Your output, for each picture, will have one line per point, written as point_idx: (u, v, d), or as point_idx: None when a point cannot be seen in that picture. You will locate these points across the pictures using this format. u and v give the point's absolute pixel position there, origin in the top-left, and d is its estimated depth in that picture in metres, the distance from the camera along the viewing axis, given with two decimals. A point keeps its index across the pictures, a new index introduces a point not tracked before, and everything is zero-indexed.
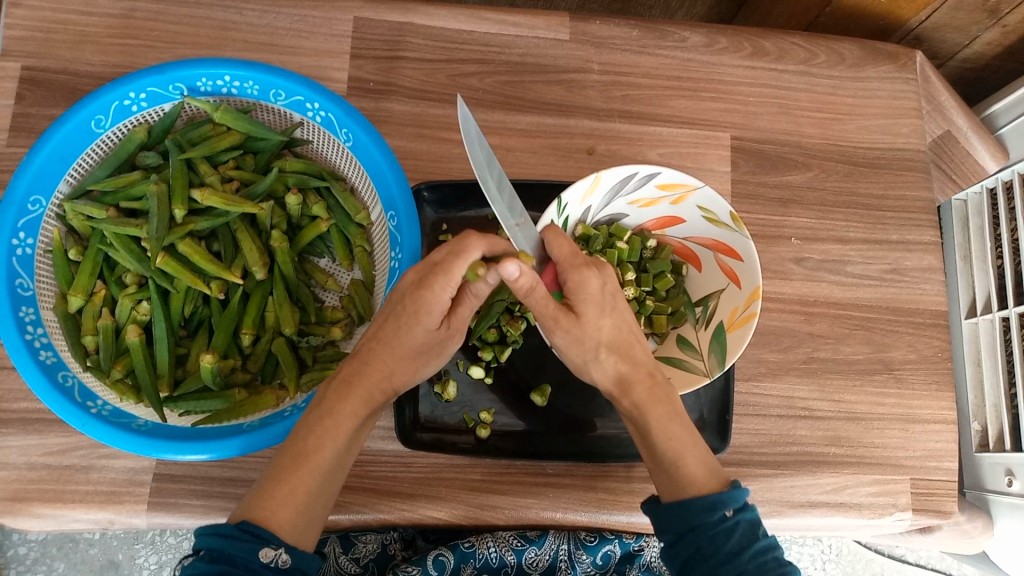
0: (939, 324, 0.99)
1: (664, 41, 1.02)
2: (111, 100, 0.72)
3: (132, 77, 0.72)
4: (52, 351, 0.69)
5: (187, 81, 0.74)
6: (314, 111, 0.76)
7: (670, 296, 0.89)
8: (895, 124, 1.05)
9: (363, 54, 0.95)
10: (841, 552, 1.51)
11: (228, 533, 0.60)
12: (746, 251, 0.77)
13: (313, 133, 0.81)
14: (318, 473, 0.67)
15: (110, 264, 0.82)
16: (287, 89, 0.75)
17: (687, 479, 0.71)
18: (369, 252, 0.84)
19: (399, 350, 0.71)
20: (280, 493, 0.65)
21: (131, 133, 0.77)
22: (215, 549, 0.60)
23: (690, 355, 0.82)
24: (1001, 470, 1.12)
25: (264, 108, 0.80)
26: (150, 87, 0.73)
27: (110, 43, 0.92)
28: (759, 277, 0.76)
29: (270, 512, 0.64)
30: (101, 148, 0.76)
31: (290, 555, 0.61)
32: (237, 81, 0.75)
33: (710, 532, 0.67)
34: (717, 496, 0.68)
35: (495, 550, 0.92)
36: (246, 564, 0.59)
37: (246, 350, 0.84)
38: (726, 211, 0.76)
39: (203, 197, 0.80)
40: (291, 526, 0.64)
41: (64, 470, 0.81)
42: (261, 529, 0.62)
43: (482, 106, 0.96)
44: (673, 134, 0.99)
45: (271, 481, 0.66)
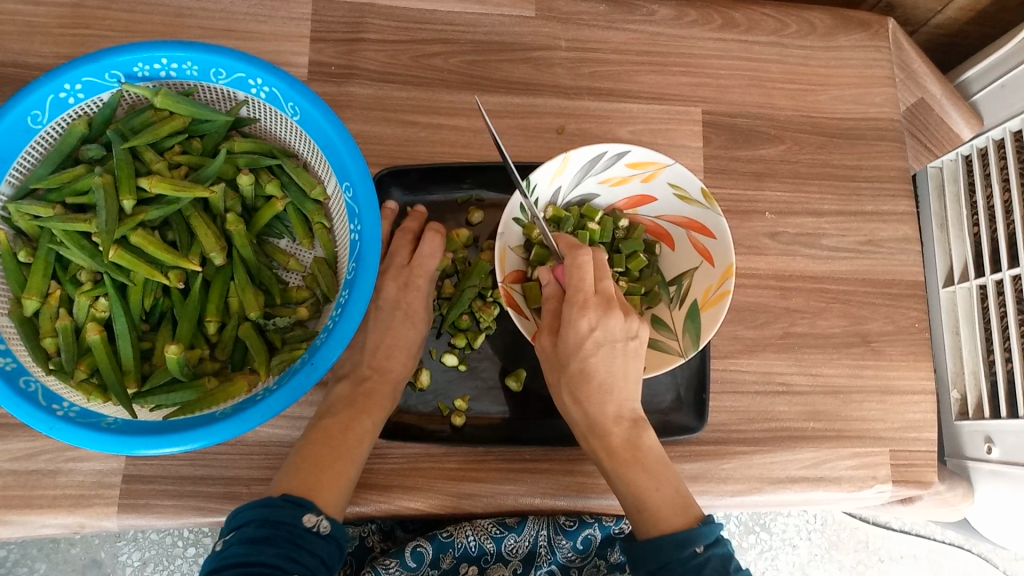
0: (915, 294, 0.98)
1: (632, 15, 1.00)
2: (46, 94, 0.69)
3: (65, 68, 0.69)
4: (10, 359, 0.67)
5: (123, 68, 0.71)
6: (257, 87, 0.73)
7: (644, 277, 0.87)
8: (868, 93, 1.04)
9: (323, 37, 0.93)
10: (826, 522, 1.52)
11: (273, 503, 0.67)
12: (719, 229, 0.76)
13: (260, 111, 0.78)
14: (352, 461, 0.76)
15: (63, 264, 0.79)
16: (228, 67, 0.71)
17: (650, 522, 0.73)
18: (330, 229, 0.81)
19: (400, 349, 0.85)
20: (326, 476, 0.72)
21: (70, 127, 0.74)
22: (261, 516, 0.65)
23: (663, 334, 0.82)
24: (980, 437, 1.12)
25: (206, 88, 0.76)
26: (85, 77, 0.70)
27: (59, 33, 0.88)
28: (732, 254, 0.76)
29: (316, 489, 0.71)
30: (40, 145, 0.73)
31: (329, 522, 0.68)
32: (175, 63, 0.72)
33: (681, 569, 0.68)
34: (686, 534, 0.69)
35: (473, 538, 0.91)
36: (291, 528, 0.65)
37: (212, 338, 0.81)
38: (697, 188, 0.76)
39: (151, 184, 0.76)
40: (335, 504, 0.72)
41: (31, 476, 0.79)
42: (301, 499, 0.68)
43: (448, 87, 0.94)
44: (644, 111, 0.97)
45: (314, 464, 0.73)
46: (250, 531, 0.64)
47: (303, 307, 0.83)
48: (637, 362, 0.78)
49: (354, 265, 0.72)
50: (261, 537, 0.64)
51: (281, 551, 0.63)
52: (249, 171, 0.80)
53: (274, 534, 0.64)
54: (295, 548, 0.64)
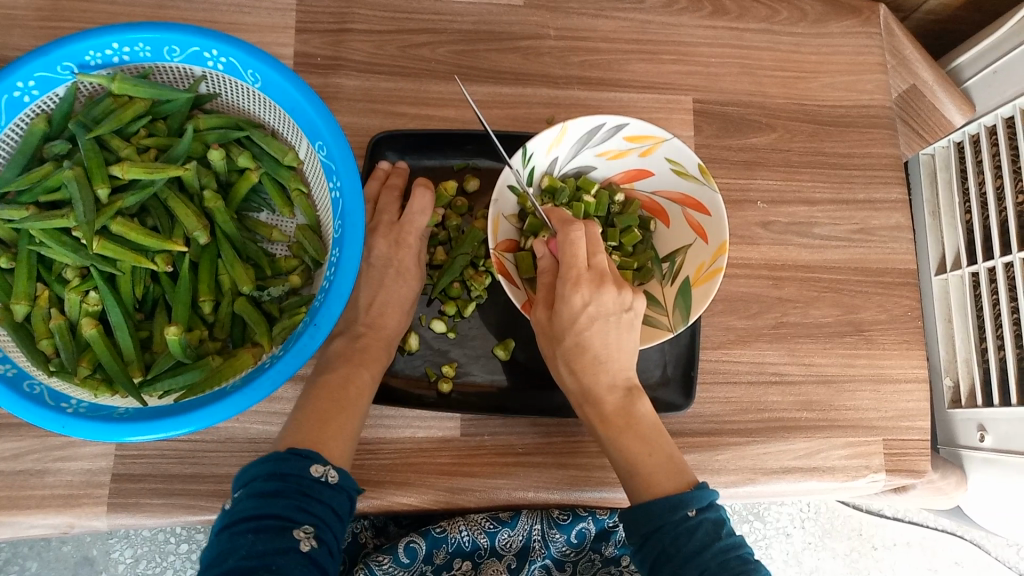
0: (907, 283, 0.98)
1: (621, 3, 0.98)
2: (1, 95, 0.68)
3: (14, 65, 0.68)
4: (9, 363, 0.67)
5: (74, 58, 0.71)
6: (214, 59, 0.73)
7: (636, 253, 0.85)
8: (859, 80, 1.03)
9: (309, 28, 0.91)
10: (820, 510, 1.52)
11: (279, 457, 0.66)
12: (713, 205, 0.77)
13: (220, 84, 0.78)
14: (354, 414, 0.75)
15: (47, 264, 0.78)
16: (181, 43, 0.72)
17: (642, 490, 0.73)
18: (307, 194, 0.81)
19: (394, 305, 0.84)
20: (331, 427, 0.72)
21: (30, 126, 0.74)
22: (267, 471, 0.65)
23: (655, 311, 0.81)
24: (972, 425, 1.12)
25: (161, 67, 0.76)
26: (37, 73, 0.70)
27: (39, 26, 0.87)
28: (727, 232, 0.76)
29: (324, 442, 0.71)
30: (5, 146, 0.73)
31: (337, 472, 0.68)
32: (126, 46, 0.71)
33: (674, 532, 0.68)
34: (679, 496, 0.69)
35: (467, 533, 0.90)
36: (300, 480, 0.65)
37: (209, 319, 0.80)
38: (693, 163, 0.77)
39: (124, 170, 0.75)
40: (342, 454, 0.72)
41: (18, 476, 0.78)
42: (306, 451, 0.68)
43: (435, 78, 0.92)
44: (635, 100, 0.96)
45: (319, 417, 0.73)
46: (259, 486, 0.64)
47: (295, 275, 0.81)
48: (632, 333, 0.77)
49: (339, 222, 0.73)
50: (270, 492, 0.63)
51: (291, 503, 0.63)
52: (219, 146, 0.79)
53: (283, 488, 0.64)
54: (306, 499, 0.64)
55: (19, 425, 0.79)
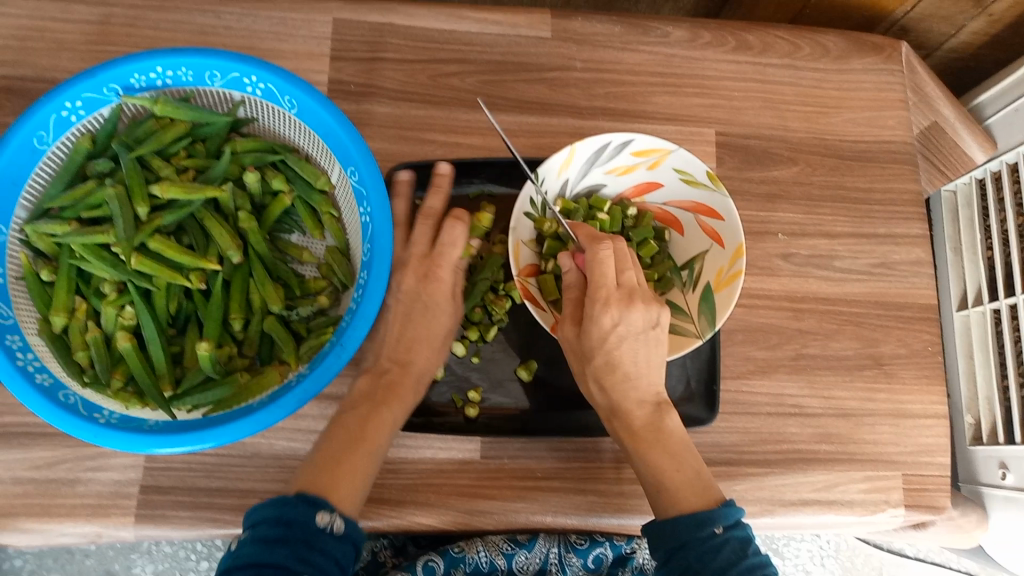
0: (928, 317, 0.98)
1: (647, 37, 1.01)
2: (48, 114, 0.71)
3: (64, 86, 0.71)
4: (47, 374, 0.69)
5: (120, 80, 0.74)
6: (253, 85, 0.76)
7: (655, 263, 0.88)
8: (881, 116, 1.04)
9: (343, 56, 0.94)
10: (839, 547, 1.50)
11: (286, 501, 0.64)
12: (727, 209, 0.79)
13: (258, 109, 0.81)
14: (370, 455, 0.72)
15: (85, 278, 0.81)
16: (222, 69, 0.75)
17: (666, 508, 0.73)
18: (338, 217, 0.83)
19: (426, 340, 0.82)
20: (342, 468, 0.69)
21: (75, 144, 0.76)
22: (275, 514, 0.63)
23: (679, 319, 0.82)
24: (994, 462, 1.11)
25: (202, 92, 0.79)
26: (85, 93, 0.73)
27: (86, 50, 0.90)
28: (741, 234, 0.78)
29: (332, 486, 0.67)
30: (51, 163, 0.75)
31: (343, 522, 0.65)
32: (169, 70, 0.74)
33: (700, 549, 0.68)
34: (706, 514, 0.70)
35: (485, 554, 0.91)
36: (306, 528, 0.62)
37: (238, 336, 0.82)
38: (703, 171, 0.79)
39: (163, 190, 0.79)
40: (349, 499, 0.68)
41: (49, 484, 0.80)
42: (314, 496, 0.65)
43: (463, 106, 0.95)
44: (658, 131, 0.98)
45: (330, 457, 0.70)
46: (264, 531, 0.62)
47: (323, 296, 0.83)
48: (659, 347, 0.78)
49: (368, 245, 0.75)
50: (275, 538, 0.61)
51: (294, 553, 0.60)
52: (255, 169, 0.81)
53: (288, 534, 0.61)
54: (310, 549, 0.61)
55: (53, 434, 0.81)
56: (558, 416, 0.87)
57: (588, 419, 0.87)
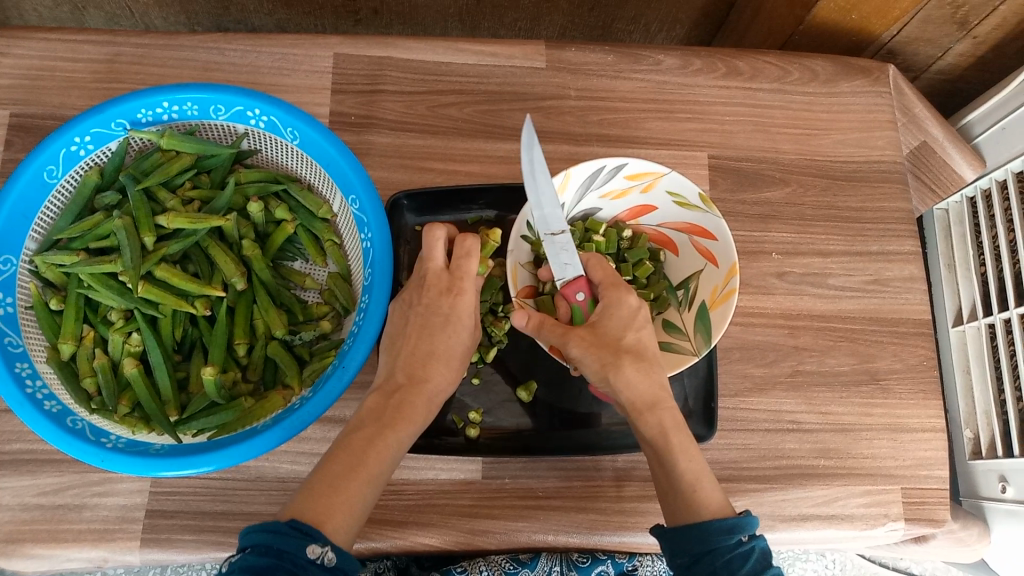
0: (922, 332, 0.99)
1: (638, 65, 1.04)
2: (58, 148, 0.74)
3: (73, 122, 0.74)
4: (55, 401, 0.71)
5: (127, 115, 0.77)
6: (256, 118, 0.79)
7: (651, 283, 0.90)
8: (870, 137, 1.07)
9: (344, 89, 0.97)
10: (845, 566, 1.50)
11: (277, 528, 0.59)
12: (719, 230, 0.80)
13: (261, 141, 0.84)
14: (370, 484, 0.67)
15: (93, 307, 0.83)
16: (226, 103, 0.78)
17: (704, 503, 0.71)
18: (340, 244, 0.86)
19: (441, 359, 0.78)
20: (340, 498, 0.64)
21: (84, 178, 0.79)
22: (264, 543, 0.59)
23: (675, 337, 0.84)
24: (994, 476, 1.12)
25: (207, 125, 0.82)
26: (94, 129, 0.76)
27: (96, 87, 0.94)
28: (734, 254, 0.79)
29: (326, 515, 0.62)
30: (61, 196, 0.78)
31: (335, 554, 0.60)
32: (175, 105, 0.78)
33: (727, 556, 0.67)
34: (733, 521, 0.68)
35: (487, 575, 0.91)
36: (294, 560, 0.58)
37: (242, 361, 0.84)
38: (695, 193, 0.80)
39: (169, 220, 0.80)
40: (343, 531, 0.63)
41: (57, 510, 0.81)
42: (306, 525, 0.60)
43: (461, 135, 0.98)
44: (652, 155, 1.01)
45: (328, 483, 0.65)
46: (250, 560, 0.58)
47: (325, 321, 0.85)
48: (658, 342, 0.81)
49: (369, 270, 0.77)
50: (261, 569, 0.57)
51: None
52: (258, 199, 0.84)
53: (275, 566, 0.57)
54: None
55: (61, 461, 0.83)
56: (558, 435, 0.88)
57: (588, 438, 0.88)
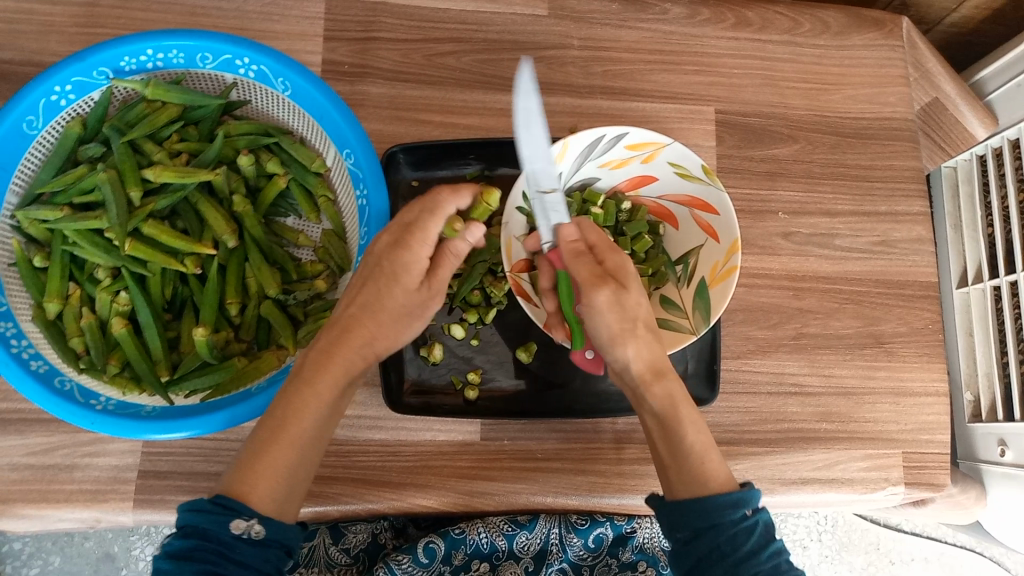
0: (929, 295, 0.98)
1: (644, 14, 0.99)
2: (38, 98, 0.70)
3: (53, 69, 0.70)
4: (42, 360, 0.69)
5: (110, 63, 0.73)
6: (246, 67, 0.75)
7: (650, 257, 0.89)
8: (881, 93, 1.03)
9: (337, 36, 0.93)
10: (837, 523, 1.51)
11: (201, 507, 0.60)
12: (722, 205, 0.78)
13: (252, 91, 0.80)
14: (295, 446, 0.66)
15: (79, 264, 0.80)
16: (214, 51, 0.74)
17: (712, 475, 0.70)
18: (334, 200, 0.82)
19: (385, 318, 0.70)
20: (261, 465, 0.64)
21: (66, 129, 0.75)
22: (190, 524, 0.60)
23: (673, 315, 0.82)
24: (993, 439, 1.11)
25: (195, 75, 0.78)
26: (75, 77, 0.72)
27: (76, 32, 0.89)
28: (737, 230, 0.77)
29: (250, 487, 0.63)
30: (42, 148, 0.75)
31: (263, 526, 0.61)
32: (161, 53, 0.74)
33: (731, 530, 0.66)
34: (739, 495, 0.68)
35: (485, 535, 0.92)
36: (219, 537, 0.59)
37: (235, 320, 0.81)
38: (697, 165, 0.78)
39: (156, 173, 0.78)
40: (269, 499, 0.63)
41: (47, 470, 0.80)
42: (232, 499, 0.61)
43: (460, 86, 0.94)
44: (657, 110, 0.97)
45: (251, 455, 0.65)
46: (177, 544, 0.59)
47: (320, 280, 0.82)
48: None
49: (364, 229, 0.75)
50: (187, 552, 0.59)
51: (203, 568, 0.58)
52: (248, 152, 0.81)
53: (199, 547, 0.59)
54: (221, 562, 0.58)
55: (50, 420, 0.81)
56: (558, 398, 0.86)
57: (589, 400, 0.87)
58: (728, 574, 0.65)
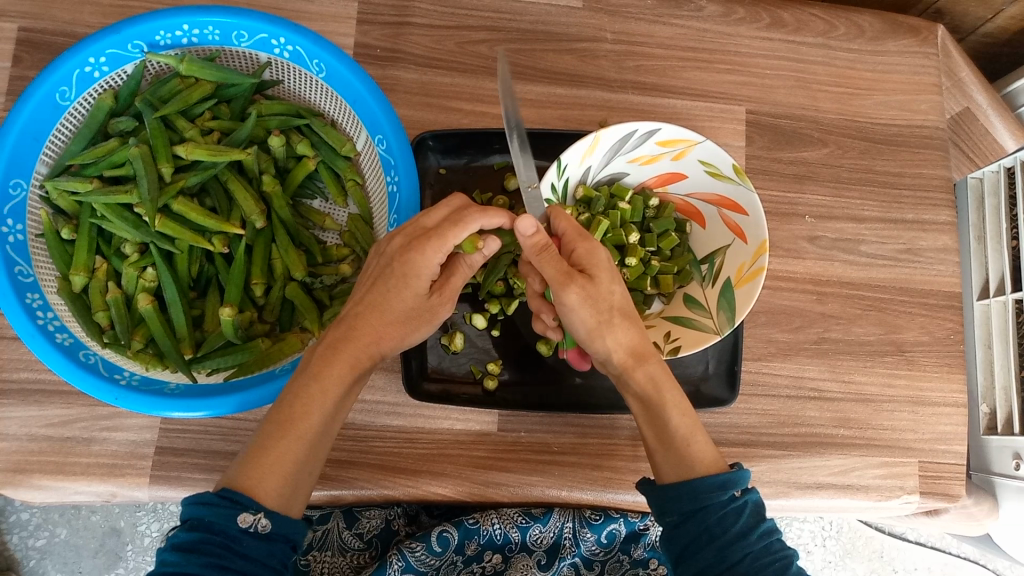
0: (952, 305, 0.97)
1: (679, 10, 0.99)
2: (72, 69, 0.70)
3: (87, 41, 0.70)
4: (67, 333, 0.69)
5: (145, 37, 0.73)
6: (281, 47, 0.75)
7: (674, 255, 0.89)
8: (913, 100, 1.02)
9: (370, 19, 0.92)
10: (842, 529, 1.52)
11: (209, 500, 0.60)
12: (751, 204, 0.78)
13: (285, 72, 0.79)
14: (303, 442, 0.65)
15: (106, 238, 0.80)
16: (250, 29, 0.74)
17: (698, 457, 0.70)
18: (362, 184, 0.82)
19: (395, 320, 0.70)
20: (268, 460, 0.63)
21: (99, 101, 0.75)
22: (197, 517, 0.60)
23: (697, 314, 0.82)
24: (1008, 453, 1.10)
25: (230, 52, 0.78)
26: (109, 49, 0.71)
27: (110, 4, 0.88)
28: (765, 231, 0.77)
29: (256, 480, 0.62)
30: (74, 119, 0.74)
31: (270, 521, 0.61)
32: (196, 29, 0.73)
33: (720, 512, 0.66)
34: (726, 475, 0.67)
35: (499, 527, 0.90)
36: (225, 531, 0.59)
37: (259, 301, 0.81)
38: (728, 164, 0.78)
39: (187, 151, 0.77)
40: (275, 494, 0.63)
41: (65, 442, 0.80)
42: (239, 493, 0.60)
43: (491, 74, 0.93)
44: (688, 107, 0.96)
45: (260, 447, 0.64)
46: (182, 536, 0.59)
47: (345, 264, 0.82)
48: None
49: (394, 216, 0.74)
50: (192, 546, 0.58)
51: (211, 561, 0.58)
52: (280, 132, 0.80)
53: (206, 540, 0.58)
54: (228, 556, 0.58)
55: (70, 393, 0.81)
56: (578, 392, 0.86)
57: (607, 396, 0.86)
58: (717, 555, 0.64)
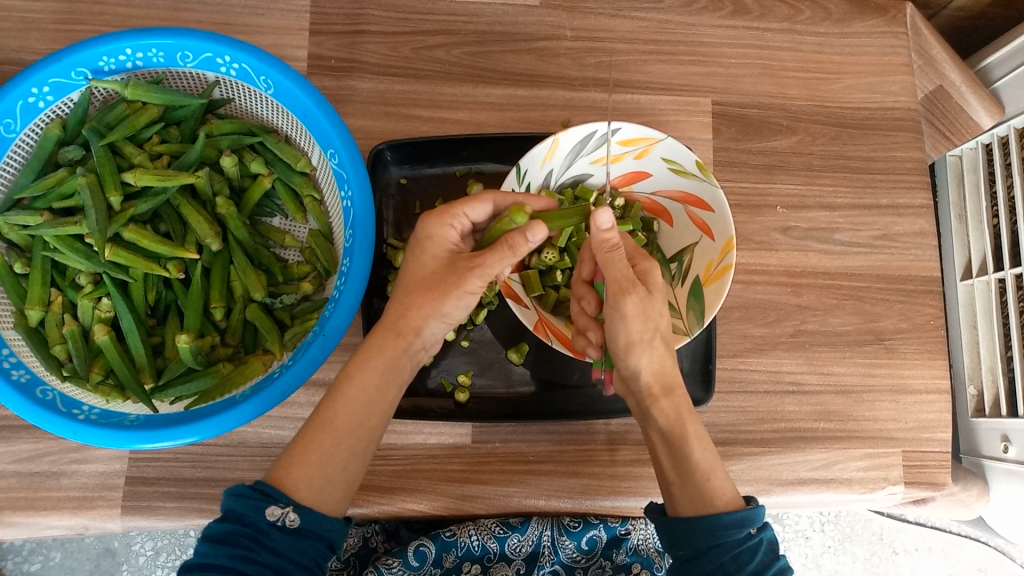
0: (931, 290, 0.95)
1: (639, 3, 0.97)
2: (15, 101, 0.69)
3: (29, 72, 0.69)
4: (24, 369, 0.68)
5: (88, 64, 0.71)
6: (227, 66, 0.73)
7: None
8: (884, 82, 1.00)
9: (323, 30, 0.91)
10: (840, 513, 1.51)
11: (241, 491, 0.61)
12: (716, 200, 0.76)
13: (234, 90, 0.78)
14: (334, 432, 0.67)
15: (61, 270, 0.79)
16: (194, 49, 0.72)
17: (717, 493, 0.69)
18: (320, 200, 0.80)
19: (417, 286, 0.72)
20: (298, 452, 0.65)
21: (45, 131, 0.74)
22: (228, 508, 0.61)
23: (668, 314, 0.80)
24: (996, 435, 1.09)
25: (176, 74, 0.76)
26: (52, 79, 0.70)
27: (57, 29, 0.87)
28: (732, 227, 0.75)
29: (285, 472, 0.64)
30: (20, 152, 0.74)
31: (298, 515, 0.62)
32: (140, 52, 0.72)
33: (735, 550, 0.66)
34: (744, 514, 0.67)
35: (477, 538, 0.91)
36: (255, 524, 0.60)
37: (221, 325, 0.80)
38: (691, 160, 0.76)
39: (135, 178, 0.76)
40: (306, 486, 0.64)
41: (34, 477, 0.79)
42: (271, 487, 0.62)
43: (449, 79, 0.91)
44: (653, 102, 0.95)
45: (293, 443, 0.66)
46: (214, 527, 0.61)
47: (306, 282, 0.81)
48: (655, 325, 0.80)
49: (350, 231, 0.73)
50: (222, 536, 0.60)
51: (238, 552, 0.59)
52: (231, 152, 0.79)
53: (236, 531, 0.60)
54: (255, 548, 0.59)
55: (36, 427, 0.80)
56: (551, 400, 0.85)
57: (582, 401, 0.85)
58: None
